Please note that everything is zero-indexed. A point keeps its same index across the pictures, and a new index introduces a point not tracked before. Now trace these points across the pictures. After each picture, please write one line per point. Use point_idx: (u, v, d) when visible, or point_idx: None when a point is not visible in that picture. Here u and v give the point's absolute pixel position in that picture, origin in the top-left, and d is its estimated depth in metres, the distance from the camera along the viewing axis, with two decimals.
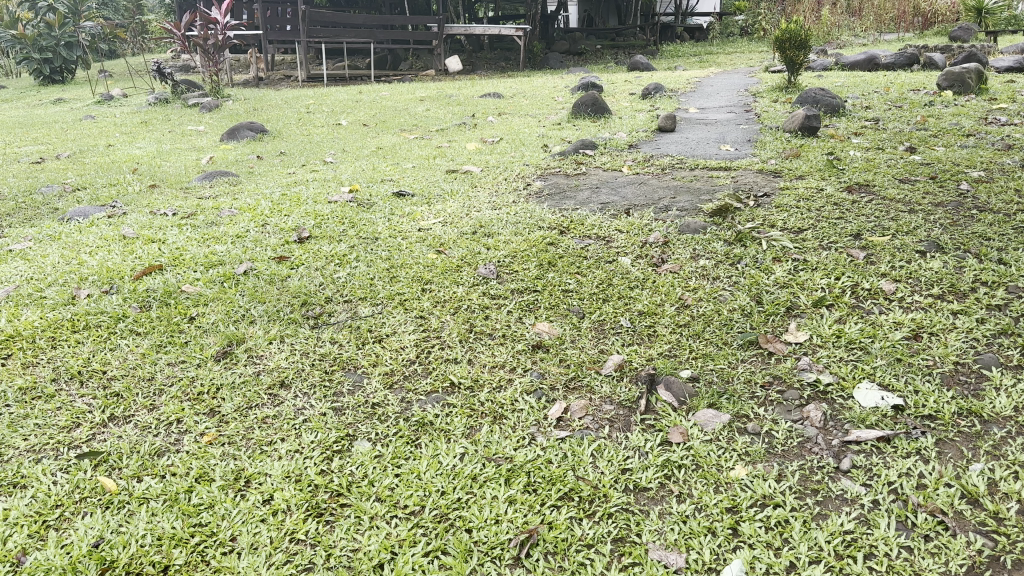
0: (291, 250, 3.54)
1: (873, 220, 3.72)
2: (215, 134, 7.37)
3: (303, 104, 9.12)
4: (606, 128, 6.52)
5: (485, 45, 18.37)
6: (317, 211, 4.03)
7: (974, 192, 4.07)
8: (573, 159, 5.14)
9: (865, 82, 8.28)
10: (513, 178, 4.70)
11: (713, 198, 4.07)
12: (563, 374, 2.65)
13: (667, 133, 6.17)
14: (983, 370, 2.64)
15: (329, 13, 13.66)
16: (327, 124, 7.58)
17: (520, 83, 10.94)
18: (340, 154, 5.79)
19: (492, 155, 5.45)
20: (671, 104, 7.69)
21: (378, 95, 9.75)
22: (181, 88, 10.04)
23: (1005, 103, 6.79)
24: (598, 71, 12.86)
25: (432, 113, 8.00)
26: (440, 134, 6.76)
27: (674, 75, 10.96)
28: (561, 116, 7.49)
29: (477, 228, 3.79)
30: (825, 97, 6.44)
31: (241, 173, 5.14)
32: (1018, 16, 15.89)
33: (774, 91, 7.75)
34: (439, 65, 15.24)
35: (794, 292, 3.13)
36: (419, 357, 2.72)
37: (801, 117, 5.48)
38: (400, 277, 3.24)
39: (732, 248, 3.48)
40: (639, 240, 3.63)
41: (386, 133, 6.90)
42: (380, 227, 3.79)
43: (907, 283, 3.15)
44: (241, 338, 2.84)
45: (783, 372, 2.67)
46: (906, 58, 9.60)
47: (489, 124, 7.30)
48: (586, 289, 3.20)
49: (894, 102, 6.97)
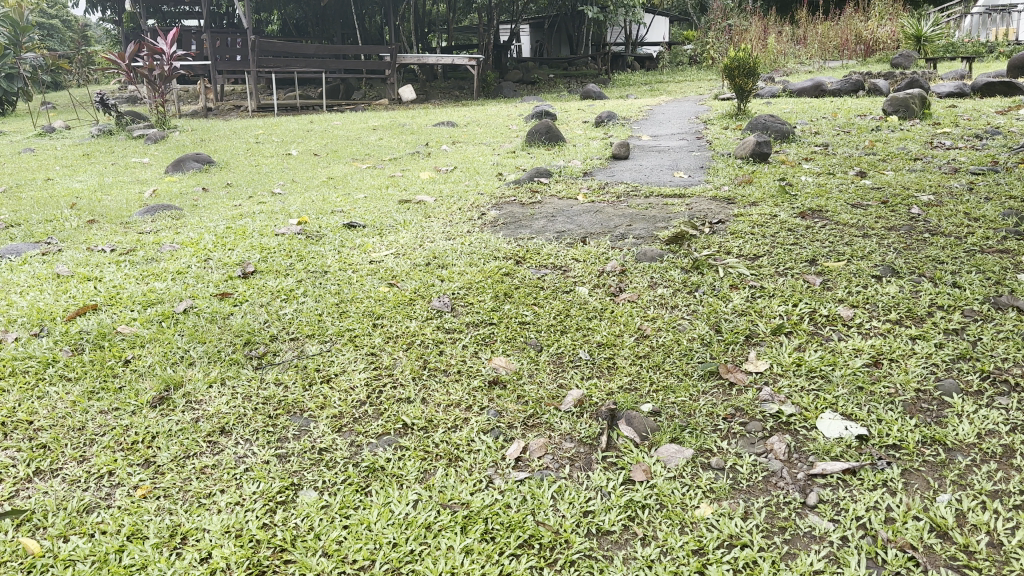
0: (235, 285, 3.39)
1: (828, 245, 3.70)
2: (160, 166, 7.17)
3: (253, 135, 8.96)
4: (560, 155, 6.49)
5: (438, 74, 18.39)
6: (263, 244, 3.90)
7: (925, 216, 4.11)
8: (527, 187, 5.07)
9: (813, 108, 8.42)
10: (467, 208, 4.61)
11: (669, 225, 4.03)
12: (520, 411, 2.54)
13: (621, 160, 6.16)
14: (944, 396, 2.61)
15: (278, 43, 13.51)
16: (277, 154, 7.43)
17: (474, 111, 10.90)
18: (289, 185, 5.65)
19: (446, 185, 5.35)
20: (624, 131, 7.72)
21: (330, 125, 9.63)
22: (125, 119, 9.80)
23: (948, 127, 6.95)
24: (551, 99, 12.93)
25: (384, 142, 7.89)
26: (393, 163, 6.65)
27: (626, 103, 11.05)
28: (515, 144, 7.44)
29: (430, 258, 3.66)
30: (774, 124, 6.50)
31: (185, 206, 4.97)
32: (955, 45, 16.45)
33: (725, 118, 7.83)
34: (392, 94, 15.18)
35: (752, 319, 3.06)
36: (370, 397, 2.60)
37: (753, 143, 5.51)
38: (350, 312, 3.11)
39: (689, 275, 3.42)
40: (596, 268, 3.54)
41: (337, 163, 6.77)
42: (329, 260, 3.65)
43: (865, 308, 3.13)
44: (178, 382, 2.69)
45: (745, 403, 2.60)
46: (852, 84, 9.80)
47: (443, 152, 7.22)
48: (543, 320, 3.10)
49: (842, 127, 7.08)
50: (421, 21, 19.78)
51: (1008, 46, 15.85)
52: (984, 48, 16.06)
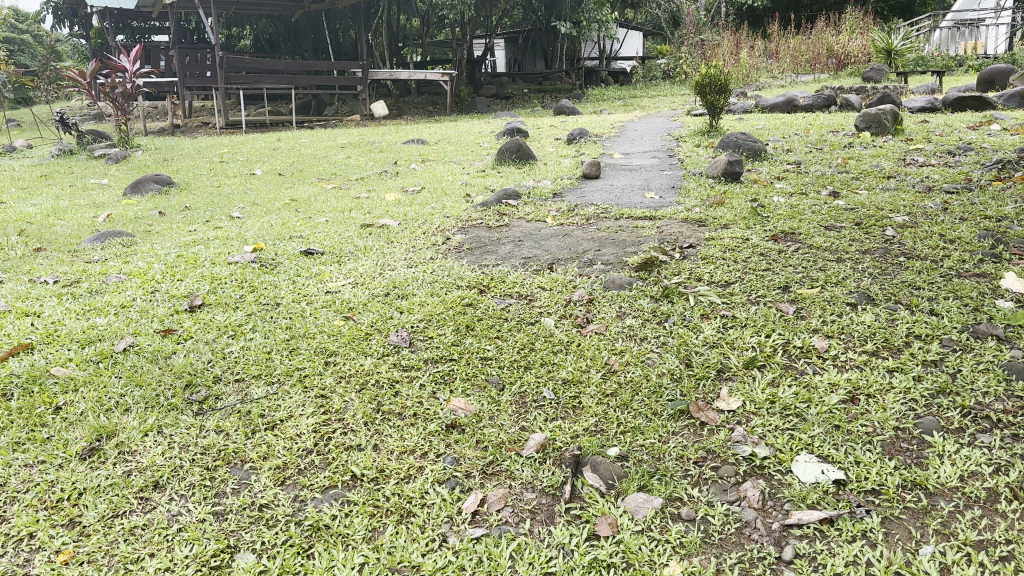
0: (180, 321, 3.21)
1: (801, 270, 3.58)
2: (119, 188, 6.94)
3: (217, 153, 8.75)
4: (530, 174, 6.36)
5: (412, 89, 18.26)
6: (214, 274, 3.71)
7: (900, 237, 4.02)
8: (495, 209, 4.92)
9: (785, 124, 8.37)
10: (431, 232, 4.45)
11: (638, 250, 3.89)
12: (478, 458, 2.37)
13: (592, 180, 6.04)
14: (925, 436, 2.49)
15: (247, 60, 13.29)
16: (241, 174, 7.24)
17: (445, 128, 10.75)
18: (249, 208, 5.45)
19: (411, 207, 5.18)
20: (595, 148, 7.61)
21: (297, 143, 9.44)
22: (86, 138, 9.54)
23: (921, 144, 6.92)
24: (524, 115, 12.83)
25: (351, 161, 7.71)
26: (359, 184, 6.48)
27: (599, 119, 10.95)
28: (485, 163, 7.30)
29: (390, 288, 3.49)
30: (746, 141, 6.42)
31: (137, 233, 4.77)
32: (925, 59, 16.62)
33: (698, 136, 7.75)
34: (364, 110, 15.00)
35: (724, 351, 2.92)
36: (317, 446, 2.42)
37: (725, 163, 5.42)
38: (301, 349, 2.93)
39: (659, 305, 3.27)
40: (562, 297, 3.39)
41: (302, 184, 6.59)
42: (283, 291, 3.47)
43: (840, 339, 3.01)
44: (112, 431, 2.50)
45: (716, 445, 2.45)
46: (824, 100, 9.77)
47: (411, 171, 7.07)
48: (506, 355, 2.93)
49: (814, 144, 7.03)
50: (393, 36, 19.64)
51: (976, 59, 16.04)
52: (953, 61, 16.24)
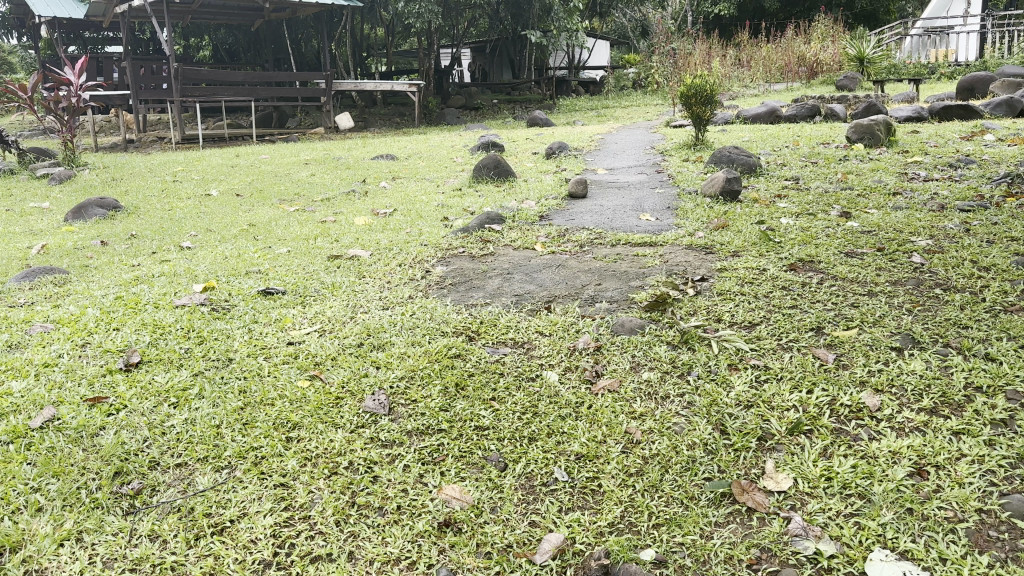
0: (114, 385, 2.70)
1: (831, 307, 3.17)
2: (59, 212, 6.36)
3: (171, 171, 8.18)
4: (511, 194, 5.93)
5: (378, 100, 17.75)
6: (158, 322, 3.20)
7: (930, 265, 3.64)
8: (477, 236, 4.45)
9: (772, 136, 8.06)
10: (409, 263, 3.98)
11: (644, 284, 3.45)
12: (480, 569, 1.87)
13: (579, 199, 5.61)
14: (1017, 520, 2.03)
15: (203, 71, 12.66)
16: (195, 196, 6.69)
17: (415, 141, 10.32)
18: (202, 236, 4.93)
19: (384, 233, 4.70)
20: (576, 164, 7.21)
21: (258, 158, 8.89)
22: (28, 157, 8.88)
23: (920, 156, 6.64)
24: (497, 127, 12.44)
25: (317, 179, 7.19)
26: (325, 206, 5.98)
27: (575, 131, 10.58)
28: (460, 180, 6.85)
29: (364, 337, 2.99)
30: (740, 156, 6.03)
31: (72, 268, 4.21)
32: (898, 67, 16.55)
33: (683, 149, 7.39)
34: (329, 122, 14.46)
35: (762, 414, 2.48)
36: (277, 557, 1.92)
37: (722, 180, 5.03)
38: (258, 421, 2.43)
39: (678, 353, 2.81)
40: (565, 345, 2.92)
41: (262, 206, 6.07)
42: (237, 343, 2.97)
43: (891, 395, 2.59)
44: (16, 542, 1.96)
45: (771, 542, 1.98)
46: (808, 110, 9.47)
47: (381, 191, 6.58)
48: (505, 422, 2.45)
49: (808, 157, 6.71)
50: (358, 46, 19.11)
51: (947, 67, 15.98)
52: (926, 69, 16.19)
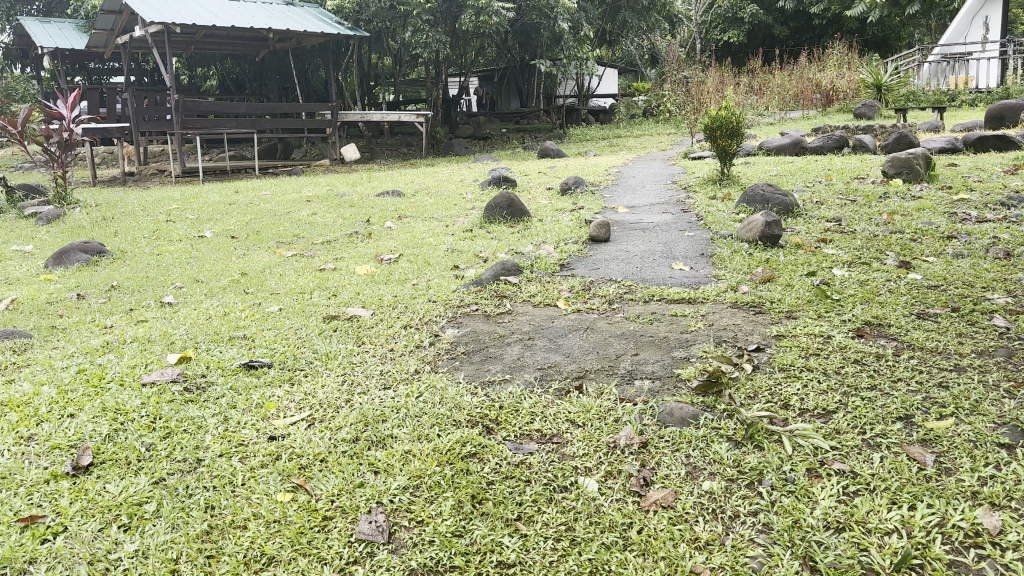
0: (56, 498, 2.20)
1: (917, 391, 2.66)
2: (40, 257, 5.91)
3: (166, 209, 7.75)
4: (527, 236, 5.47)
5: (385, 130, 17.40)
6: (122, 408, 2.72)
7: (1018, 329, 3.14)
8: (492, 289, 3.97)
9: (801, 170, 7.61)
10: (417, 325, 3.50)
11: (688, 355, 2.96)
12: None
13: (601, 243, 5.13)
14: None
15: (204, 102, 12.31)
16: (187, 238, 6.24)
17: (423, 175, 9.90)
18: (187, 289, 4.46)
19: (388, 285, 4.23)
20: (594, 201, 6.75)
21: (258, 195, 8.47)
22: (18, 195, 8.47)
23: (966, 193, 6.16)
24: (508, 158, 12.05)
25: (318, 219, 6.75)
26: (325, 251, 5.52)
27: (589, 163, 10.16)
28: (471, 220, 6.39)
29: (362, 430, 2.50)
30: (774, 195, 5.55)
31: (38, 330, 3.74)
32: (917, 93, 16.14)
33: (708, 185, 6.93)
34: (334, 154, 14.08)
35: (859, 543, 1.95)
36: None
37: (762, 225, 4.59)
38: (225, 558, 1.92)
39: (743, 453, 2.31)
40: (603, 440, 2.40)
41: (257, 251, 5.62)
42: (211, 438, 2.47)
43: (1015, 512, 2.04)
44: None
45: None
46: (835, 141, 9.03)
47: (386, 232, 6.13)
48: (537, 554, 1.93)
49: (845, 195, 6.25)
50: (365, 75, 18.82)
51: (968, 94, 15.55)
52: (946, 96, 15.78)
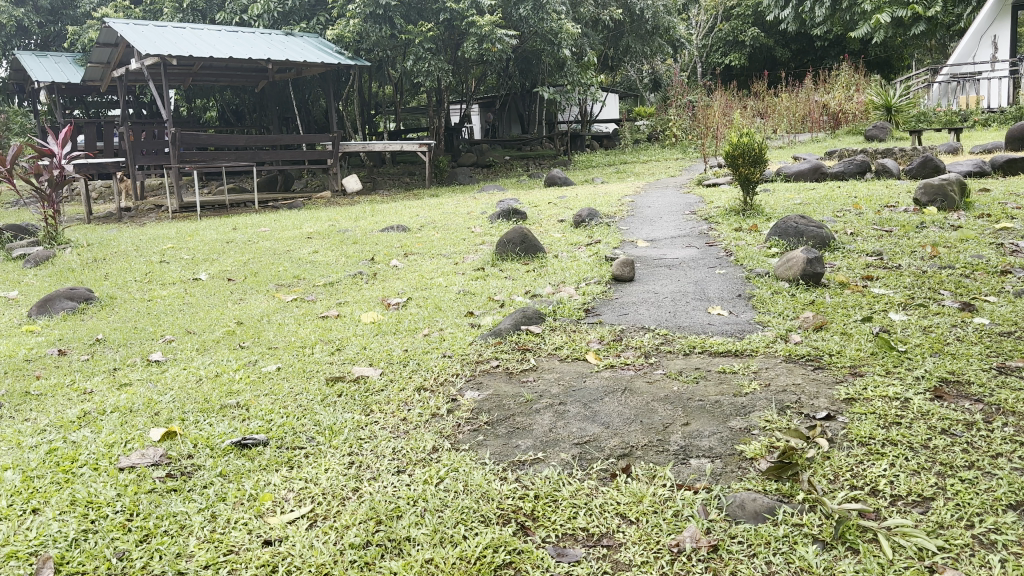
0: None
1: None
2: (22, 306, 5.54)
3: (160, 249, 7.40)
4: (544, 275, 5.11)
5: (387, 159, 17.13)
6: (93, 500, 2.32)
7: None
8: (514, 341, 3.59)
9: (826, 198, 7.26)
10: (433, 386, 3.11)
11: (748, 427, 2.56)
12: None
13: (625, 282, 4.75)
14: None
15: (201, 135, 12.01)
16: (181, 282, 5.87)
17: (427, 207, 9.57)
18: (178, 344, 4.08)
19: (398, 336, 3.85)
20: (610, 234, 6.40)
21: (256, 231, 8.11)
22: (6, 236, 8.11)
23: (1008, 221, 5.80)
24: (514, 188, 11.73)
25: (320, 258, 6.39)
26: (328, 295, 5.15)
27: (600, 192, 9.83)
28: (481, 257, 6.03)
29: (371, 530, 2.08)
30: (808, 227, 5.18)
31: (11, 397, 3.35)
32: (928, 114, 15.86)
33: (731, 216, 6.57)
34: (336, 185, 13.78)
35: None
36: None
37: (803, 263, 4.24)
38: None
39: (837, 560, 1.90)
40: (663, 542, 1.99)
41: (255, 296, 5.25)
42: (195, 545, 2.07)
43: None
44: None
45: None
46: (857, 166, 8.70)
47: (392, 272, 5.77)
48: None
49: (879, 225, 5.89)
50: (365, 104, 18.58)
51: (980, 114, 15.25)
52: (958, 117, 15.50)
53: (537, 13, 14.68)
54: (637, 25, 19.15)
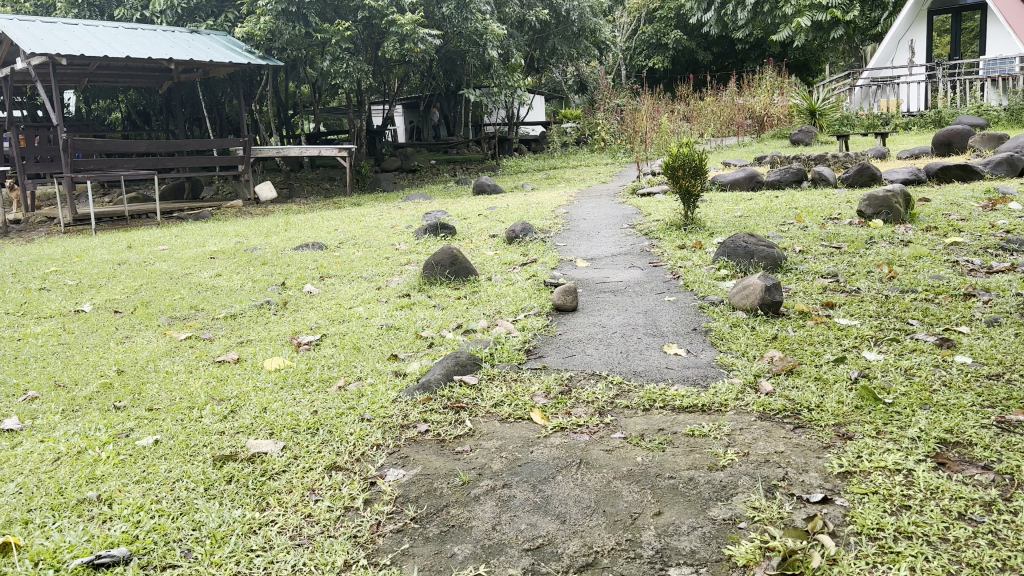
0: None
1: None
2: None
3: (41, 271, 6.60)
4: (474, 305, 4.61)
5: (305, 164, 16.34)
6: None
7: None
8: (445, 397, 3.06)
9: (767, 209, 6.98)
10: (350, 466, 2.57)
11: (730, 518, 2.12)
12: None
13: (568, 313, 4.28)
14: None
15: (97, 140, 11.05)
16: (59, 315, 5.14)
17: (347, 219, 8.96)
18: (41, 404, 3.42)
19: (308, 391, 3.28)
20: (546, 252, 5.94)
21: (155, 249, 7.37)
22: None
23: (956, 235, 5.59)
24: (441, 196, 11.22)
25: (223, 283, 5.75)
26: (229, 332, 4.54)
27: (530, 201, 9.39)
28: (406, 280, 5.49)
29: None
30: (759, 247, 4.81)
31: None
32: (850, 117, 16.03)
33: (671, 232, 6.22)
34: (247, 194, 12.98)
35: None
36: None
37: (762, 292, 3.87)
38: None
39: None
40: None
41: (143, 335, 4.60)
42: None
43: None
44: None
45: None
46: (794, 175, 8.49)
47: (305, 299, 5.19)
48: None
49: (827, 241, 5.61)
50: (282, 105, 17.71)
51: (900, 117, 15.47)
52: (879, 120, 15.71)
53: (461, 12, 14.17)
54: (562, 26, 18.82)
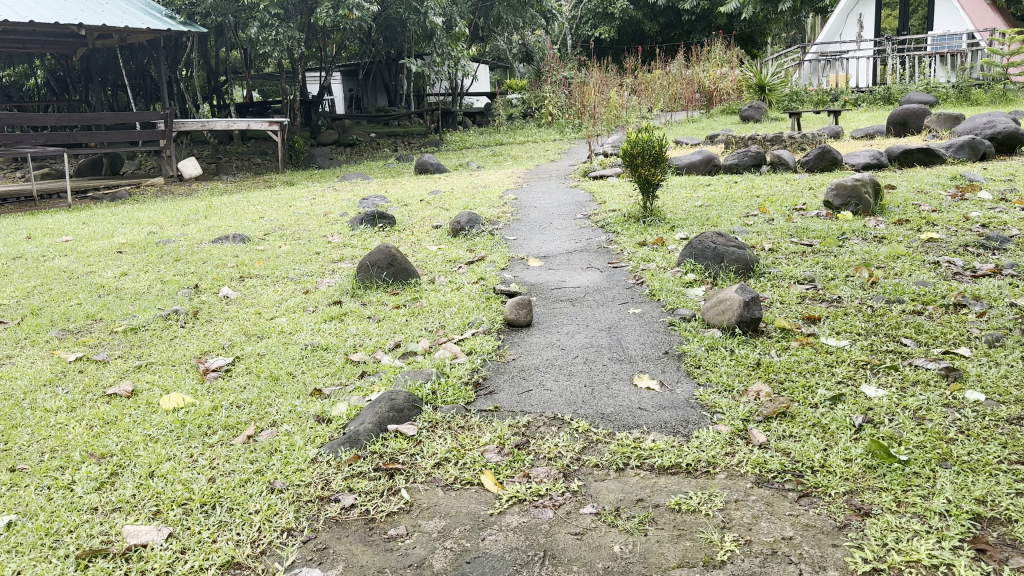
0: None
1: None
2: None
3: None
4: (414, 316, 4.06)
5: (236, 136, 15.40)
6: None
7: None
8: (375, 456, 2.52)
9: (728, 197, 6.56)
10: (251, 566, 2.02)
11: None
12: None
13: (521, 330, 3.77)
14: None
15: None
16: None
17: (277, 202, 8.27)
18: None
19: (210, 444, 2.71)
20: (494, 248, 5.41)
21: (58, 240, 6.60)
22: None
23: (930, 229, 5.24)
24: (381, 175, 10.57)
25: (130, 285, 5.06)
26: (128, 352, 3.89)
27: (477, 182, 8.82)
28: (338, 282, 4.90)
29: None
30: (728, 248, 4.36)
31: None
32: (800, 93, 15.79)
33: (629, 224, 5.74)
34: (169, 170, 12.06)
35: None
36: None
37: (740, 308, 3.42)
38: None
39: None
40: None
41: (24, 355, 3.92)
42: None
43: None
44: None
45: None
46: (752, 158, 8.09)
47: (221, 306, 4.56)
48: None
49: (797, 237, 5.22)
50: (210, 73, 16.65)
51: (849, 93, 15.28)
52: (828, 96, 15.50)
53: None
54: None
